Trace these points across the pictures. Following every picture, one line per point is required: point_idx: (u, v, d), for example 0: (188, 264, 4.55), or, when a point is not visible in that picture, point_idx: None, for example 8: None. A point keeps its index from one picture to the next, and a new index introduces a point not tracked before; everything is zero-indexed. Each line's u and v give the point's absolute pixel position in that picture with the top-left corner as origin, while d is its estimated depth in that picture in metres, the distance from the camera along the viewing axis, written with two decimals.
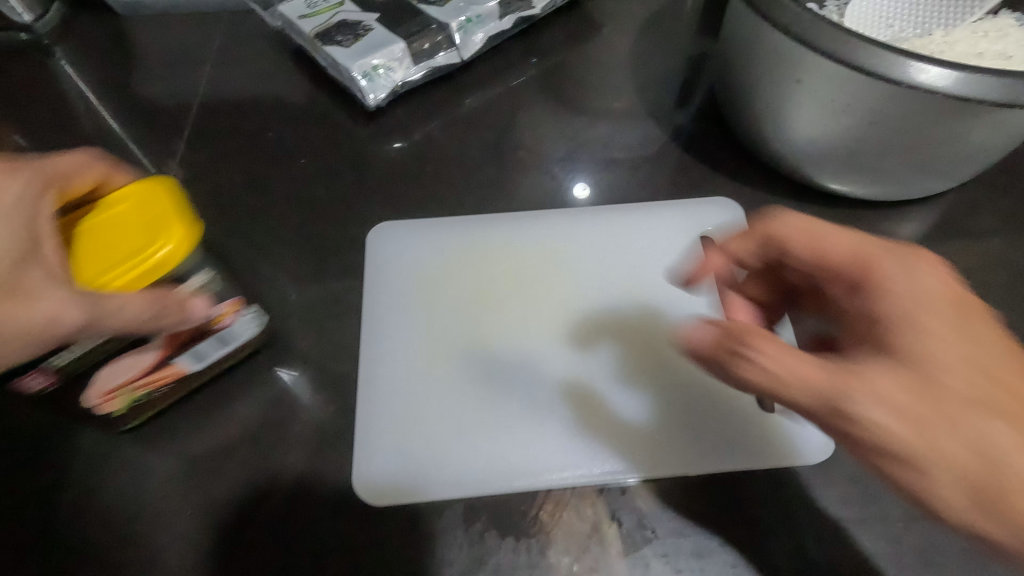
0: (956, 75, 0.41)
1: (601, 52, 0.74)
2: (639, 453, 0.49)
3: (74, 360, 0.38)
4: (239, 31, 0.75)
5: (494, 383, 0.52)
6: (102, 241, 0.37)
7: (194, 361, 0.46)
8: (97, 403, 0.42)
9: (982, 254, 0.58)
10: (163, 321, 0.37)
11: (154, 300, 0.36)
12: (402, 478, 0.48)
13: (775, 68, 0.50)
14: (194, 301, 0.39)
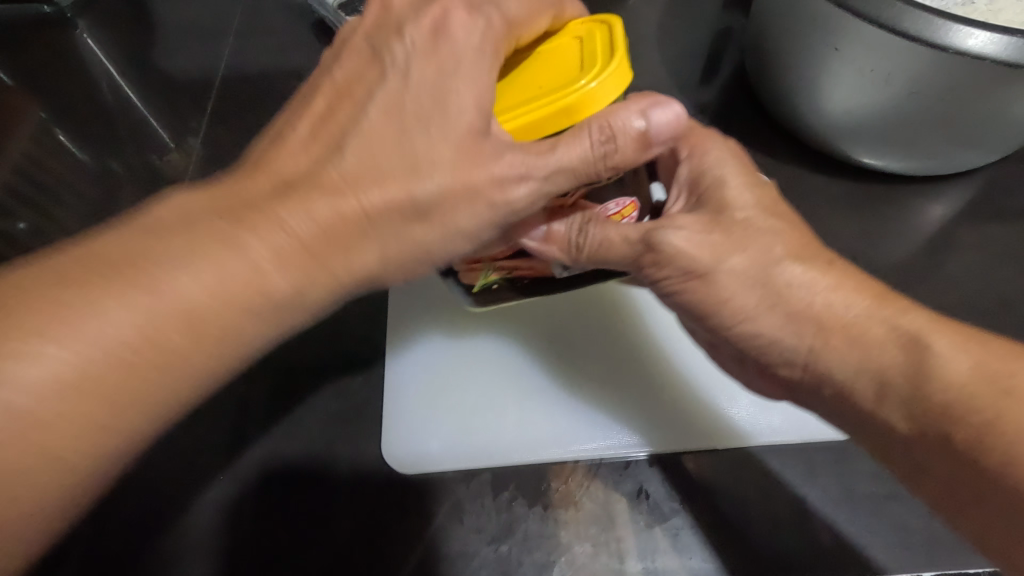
0: (1007, 41, 0.39)
1: (626, 25, 0.72)
2: (661, 427, 0.49)
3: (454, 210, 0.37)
4: (259, 4, 0.75)
5: (522, 362, 0.53)
6: (526, 85, 0.37)
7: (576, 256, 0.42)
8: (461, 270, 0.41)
9: (1018, 231, 0.56)
10: (586, 162, 0.35)
11: (583, 134, 0.34)
12: (429, 449, 0.48)
13: (812, 36, 0.49)
14: (633, 135, 0.35)
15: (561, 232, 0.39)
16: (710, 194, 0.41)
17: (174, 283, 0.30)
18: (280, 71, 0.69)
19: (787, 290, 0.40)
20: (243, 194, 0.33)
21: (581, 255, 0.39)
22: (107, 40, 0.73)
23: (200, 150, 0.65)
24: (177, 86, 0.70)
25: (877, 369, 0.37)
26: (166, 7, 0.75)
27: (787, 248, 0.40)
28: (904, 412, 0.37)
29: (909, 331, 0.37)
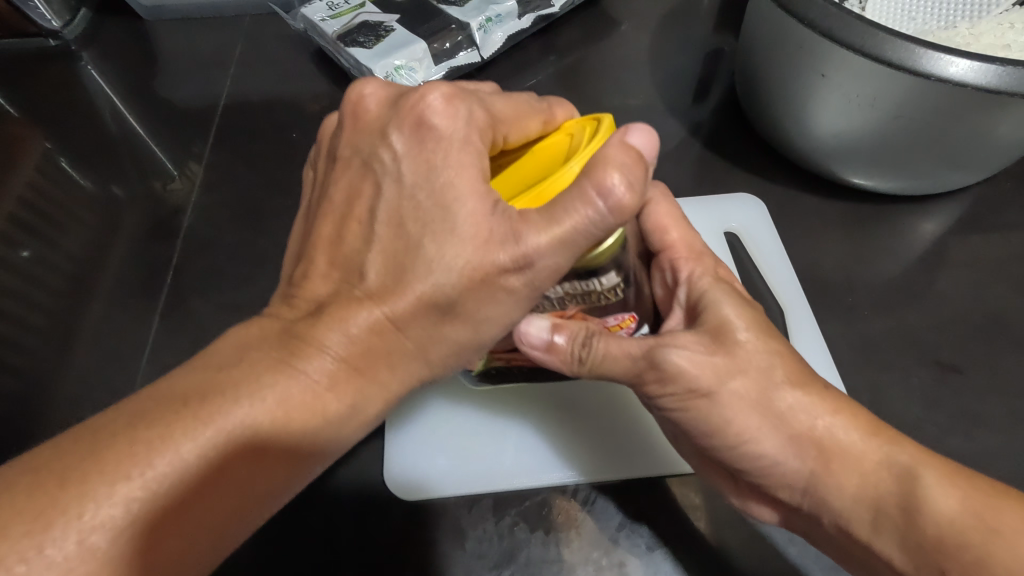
0: (988, 69, 0.41)
1: (618, 49, 0.74)
2: (643, 458, 0.49)
3: None
4: (261, 34, 0.77)
5: (521, 392, 0.53)
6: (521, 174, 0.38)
7: None
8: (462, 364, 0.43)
9: (1009, 248, 0.57)
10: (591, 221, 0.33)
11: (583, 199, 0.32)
12: (413, 476, 0.48)
13: (800, 63, 0.50)
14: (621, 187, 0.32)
15: (563, 345, 0.39)
16: (709, 315, 0.42)
17: (245, 411, 0.31)
18: (280, 99, 0.71)
19: (789, 412, 0.40)
20: (300, 314, 0.35)
21: (582, 366, 0.40)
22: (111, 72, 0.75)
23: (201, 178, 0.66)
24: (180, 115, 0.71)
25: (873, 496, 0.38)
26: (169, 38, 0.77)
27: (787, 372, 0.41)
28: (898, 542, 0.37)
29: (901, 464, 0.38)
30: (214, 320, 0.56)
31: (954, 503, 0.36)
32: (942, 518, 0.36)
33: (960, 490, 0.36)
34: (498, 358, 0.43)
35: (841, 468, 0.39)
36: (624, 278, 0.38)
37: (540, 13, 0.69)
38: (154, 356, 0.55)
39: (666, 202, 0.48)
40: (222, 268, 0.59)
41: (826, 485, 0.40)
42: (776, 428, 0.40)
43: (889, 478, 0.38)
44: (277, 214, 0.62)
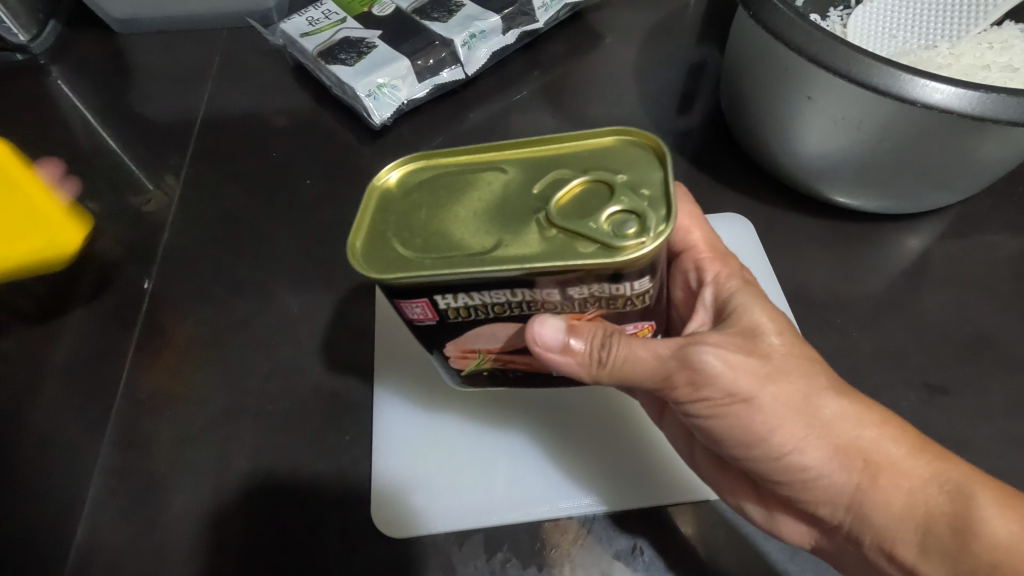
0: (972, 96, 0.41)
1: (603, 63, 0.73)
2: (641, 483, 0.48)
3: (464, 307, 0.35)
4: (239, 48, 0.75)
5: (508, 421, 0.52)
6: None
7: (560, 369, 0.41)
8: (453, 356, 0.41)
9: (992, 265, 0.58)
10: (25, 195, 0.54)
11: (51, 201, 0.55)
12: (396, 498, 0.48)
13: (786, 85, 0.50)
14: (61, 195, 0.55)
15: (581, 348, 0.37)
16: (739, 319, 0.41)
17: None
18: (260, 115, 0.69)
19: (834, 421, 0.38)
20: None
21: (599, 369, 0.38)
22: (82, 86, 0.72)
23: (179, 197, 0.64)
24: (155, 130, 0.69)
25: (922, 514, 0.36)
26: (143, 51, 0.75)
27: (829, 380, 0.40)
28: (945, 565, 0.36)
29: (951, 481, 0.37)
30: (194, 348, 0.55)
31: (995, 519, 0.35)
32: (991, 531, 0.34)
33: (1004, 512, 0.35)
34: (497, 358, 0.41)
35: (889, 484, 0.37)
36: (653, 285, 0.35)
37: (525, 28, 0.68)
38: (131, 386, 0.53)
39: (689, 203, 0.50)
40: (201, 292, 0.58)
41: (872, 500, 0.38)
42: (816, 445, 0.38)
43: (941, 496, 0.36)
44: (259, 235, 0.61)
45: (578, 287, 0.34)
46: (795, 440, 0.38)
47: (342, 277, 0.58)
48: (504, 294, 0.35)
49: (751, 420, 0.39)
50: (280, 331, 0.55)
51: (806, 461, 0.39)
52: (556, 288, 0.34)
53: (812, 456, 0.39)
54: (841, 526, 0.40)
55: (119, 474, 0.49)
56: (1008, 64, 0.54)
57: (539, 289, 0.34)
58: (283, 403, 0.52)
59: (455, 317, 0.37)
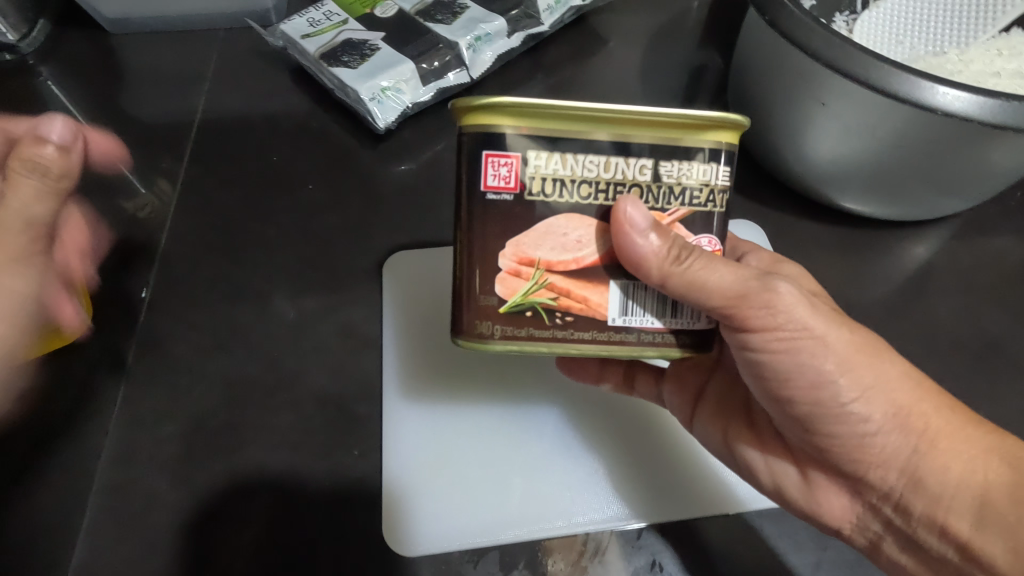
0: (991, 105, 0.41)
1: (608, 67, 0.73)
2: (678, 496, 0.48)
3: (550, 174, 0.33)
4: (236, 49, 0.73)
5: (523, 428, 0.51)
6: None
7: (624, 301, 0.35)
8: (503, 270, 0.34)
9: (1001, 271, 0.58)
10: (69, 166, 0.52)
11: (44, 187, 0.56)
12: (418, 505, 0.47)
13: (799, 91, 0.50)
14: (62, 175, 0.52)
15: (665, 237, 0.33)
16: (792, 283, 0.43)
17: None
18: (259, 118, 0.67)
19: (897, 378, 0.39)
20: None
21: (678, 277, 0.34)
22: (73, 87, 0.70)
23: (176, 201, 0.62)
24: (150, 133, 0.67)
25: (980, 484, 0.38)
26: (136, 51, 0.73)
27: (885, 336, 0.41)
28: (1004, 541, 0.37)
29: (1011, 455, 0.38)
30: (195, 359, 0.53)
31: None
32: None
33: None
34: (552, 283, 0.34)
35: (948, 452, 0.39)
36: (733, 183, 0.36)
37: (530, 31, 0.67)
38: (127, 399, 0.51)
39: None
40: (202, 301, 0.56)
41: (929, 467, 0.39)
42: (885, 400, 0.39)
43: (1000, 468, 0.38)
44: (260, 241, 0.59)
45: (669, 160, 0.34)
46: (866, 401, 0.39)
47: (346, 285, 0.57)
48: (596, 166, 0.34)
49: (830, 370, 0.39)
50: (283, 340, 0.54)
51: (865, 424, 0.39)
52: (648, 159, 0.34)
53: (885, 408, 0.39)
54: (890, 495, 0.41)
55: (117, 492, 0.47)
56: (1018, 71, 0.54)
57: (634, 159, 0.34)
58: (287, 418, 0.50)
59: (536, 191, 0.34)
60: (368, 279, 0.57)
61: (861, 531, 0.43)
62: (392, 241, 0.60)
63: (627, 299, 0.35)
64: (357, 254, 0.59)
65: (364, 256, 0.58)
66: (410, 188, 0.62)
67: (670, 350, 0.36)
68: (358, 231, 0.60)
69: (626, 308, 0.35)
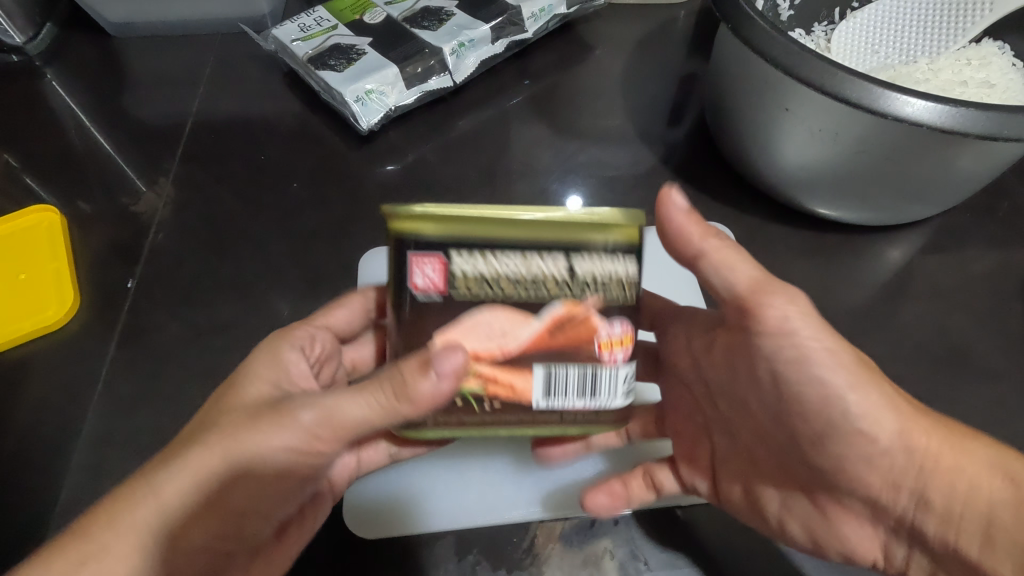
0: (942, 110, 0.42)
1: (592, 74, 0.74)
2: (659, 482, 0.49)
3: (474, 271, 0.35)
4: (233, 53, 0.76)
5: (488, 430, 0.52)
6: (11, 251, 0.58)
7: (544, 389, 0.37)
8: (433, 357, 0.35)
9: (969, 278, 0.59)
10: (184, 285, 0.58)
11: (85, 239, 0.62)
12: (406, 508, 0.48)
13: (765, 96, 0.51)
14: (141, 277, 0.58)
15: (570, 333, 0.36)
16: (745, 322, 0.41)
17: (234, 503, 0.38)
18: (252, 120, 0.70)
19: (879, 412, 0.36)
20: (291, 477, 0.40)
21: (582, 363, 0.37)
22: (76, 88, 0.73)
23: (169, 197, 0.64)
24: (147, 132, 0.70)
25: (985, 506, 0.35)
26: (138, 54, 0.76)
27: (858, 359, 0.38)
28: (1016, 567, 0.34)
29: (1012, 474, 0.36)
30: (175, 347, 0.55)
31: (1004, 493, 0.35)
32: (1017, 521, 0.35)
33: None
34: (480, 370, 0.36)
35: (953, 468, 0.36)
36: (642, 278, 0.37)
37: (514, 37, 0.69)
38: (109, 383, 0.53)
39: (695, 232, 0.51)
40: (185, 293, 0.58)
41: (934, 486, 0.37)
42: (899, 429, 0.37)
43: (1002, 484, 0.36)
44: (245, 236, 0.61)
45: (583, 258, 0.35)
46: (869, 428, 0.37)
47: (327, 280, 0.59)
48: (515, 264, 0.35)
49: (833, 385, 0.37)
50: (262, 332, 0.56)
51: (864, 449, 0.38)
52: (564, 258, 0.35)
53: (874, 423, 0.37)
54: (901, 516, 0.39)
55: (93, 471, 0.49)
56: (985, 81, 0.55)
57: (550, 258, 0.35)
58: None
59: (461, 291, 0.35)
60: (347, 276, 0.59)
61: (888, 556, 0.41)
62: (373, 238, 0.61)
63: (548, 381, 0.37)
64: (338, 251, 0.60)
65: (345, 252, 0.60)
66: (393, 189, 0.64)
67: (592, 425, 0.39)
68: (340, 229, 0.62)
69: (545, 395, 0.37)
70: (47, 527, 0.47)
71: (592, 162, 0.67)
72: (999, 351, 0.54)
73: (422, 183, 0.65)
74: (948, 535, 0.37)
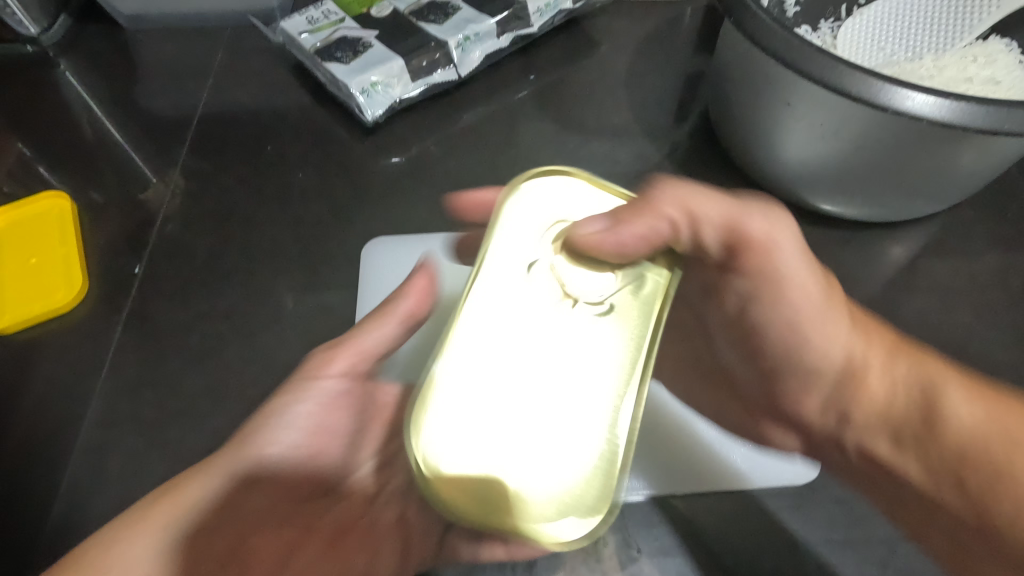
0: (943, 104, 0.42)
1: (597, 69, 0.75)
2: (660, 470, 0.49)
3: None
4: (242, 45, 0.77)
5: None
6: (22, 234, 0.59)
7: None
8: None
9: (972, 276, 0.58)
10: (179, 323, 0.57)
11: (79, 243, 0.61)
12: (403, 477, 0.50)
13: (767, 91, 0.51)
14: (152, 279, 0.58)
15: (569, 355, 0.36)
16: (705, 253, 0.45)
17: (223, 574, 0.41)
18: (260, 111, 0.71)
19: (834, 331, 0.45)
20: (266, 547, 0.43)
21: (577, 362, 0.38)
22: (89, 79, 0.74)
23: (177, 187, 0.65)
24: (157, 123, 0.71)
25: (901, 414, 0.45)
26: (149, 46, 0.77)
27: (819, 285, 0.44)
28: (921, 459, 0.44)
29: (927, 386, 0.44)
30: (180, 333, 0.56)
31: (967, 422, 0.42)
32: (960, 432, 0.43)
33: (981, 413, 0.42)
34: None
35: (879, 375, 0.45)
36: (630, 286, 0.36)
37: (520, 32, 0.70)
38: (114, 367, 0.54)
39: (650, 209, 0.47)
40: (191, 280, 0.59)
41: (866, 384, 0.46)
42: (867, 358, 0.45)
43: (917, 400, 0.44)
44: (251, 226, 0.62)
45: None
46: (822, 345, 0.45)
47: (330, 269, 0.60)
48: None
49: (803, 304, 0.44)
50: (265, 319, 0.56)
51: (834, 357, 0.46)
52: None
53: (844, 345, 0.45)
54: (828, 428, 0.49)
55: (98, 451, 0.50)
56: (990, 78, 0.55)
57: None
58: (265, 390, 0.53)
59: None
60: (351, 265, 0.60)
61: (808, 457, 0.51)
62: (377, 229, 0.62)
63: None
64: (341, 241, 0.61)
65: (348, 242, 0.61)
66: (398, 181, 0.65)
67: None
68: (344, 220, 0.62)
69: None
70: (53, 506, 0.48)
71: (595, 157, 0.68)
72: (1000, 348, 0.54)
73: (427, 175, 0.65)
74: (868, 430, 0.47)
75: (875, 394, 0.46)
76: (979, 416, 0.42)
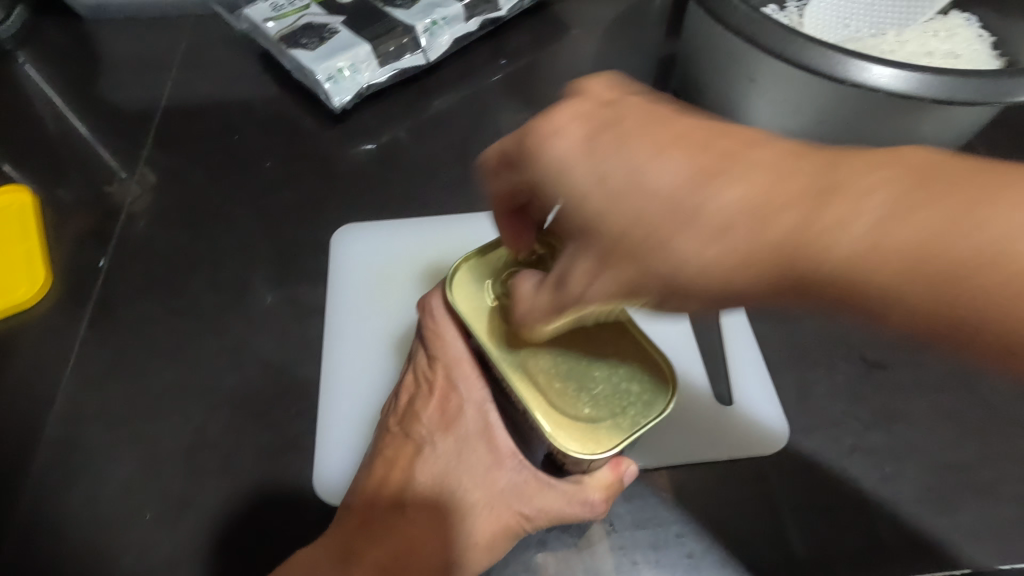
0: (897, 74, 0.42)
1: (569, 53, 0.74)
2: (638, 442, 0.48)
3: (608, 400, 0.36)
4: (207, 35, 0.75)
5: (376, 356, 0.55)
6: None
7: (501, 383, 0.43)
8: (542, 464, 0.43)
9: None
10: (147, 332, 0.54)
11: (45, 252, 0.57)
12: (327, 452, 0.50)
13: (730, 69, 0.52)
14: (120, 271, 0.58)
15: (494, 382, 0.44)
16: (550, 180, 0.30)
17: None
18: (226, 101, 0.70)
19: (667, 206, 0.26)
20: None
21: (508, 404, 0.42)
22: (48, 70, 0.73)
23: (143, 178, 0.64)
24: (120, 115, 0.69)
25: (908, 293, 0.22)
26: (111, 37, 0.75)
27: (616, 129, 0.29)
28: None
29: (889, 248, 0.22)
30: (147, 326, 0.55)
31: (870, 232, 0.22)
32: (990, 277, 0.20)
33: (894, 196, 0.22)
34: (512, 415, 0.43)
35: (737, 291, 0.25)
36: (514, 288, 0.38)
37: (488, 16, 0.69)
38: (80, 362, 0.53)
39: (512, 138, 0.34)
40: (158, 272, 0.58)
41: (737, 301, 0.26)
42: (730, 177, 0.25)
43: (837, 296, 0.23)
44: (216, 217, 0.61)
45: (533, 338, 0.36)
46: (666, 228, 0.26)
47: (300, 257, 0.59)
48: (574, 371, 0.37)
49: (637, 169, 0.27)
50: (235, 312, 0.56)
51: (674, 245, 0.26)
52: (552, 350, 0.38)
53: (744, 196, 0.24)
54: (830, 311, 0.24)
55: (66, 447, 0.49)
56: (950, 52, 0.56)
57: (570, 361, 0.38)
58: (238, 379, 0.52)
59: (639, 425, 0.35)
60: (321, 254, 0.59)
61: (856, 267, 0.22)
62: (348, 216, 0.62)
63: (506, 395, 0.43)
64: (311, 229, 0.61)
65: (318, 231, 0.60)
66: (366, 168, 0.64)
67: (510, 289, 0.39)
68: (312, 209, 0.62)
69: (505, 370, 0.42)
70: (19, 501, 0.47)
71: None
72: None
73: (397, 161, 0.65)
74: None
75: (779, 213, 0.23)
76: (899, 189, 0.22)
